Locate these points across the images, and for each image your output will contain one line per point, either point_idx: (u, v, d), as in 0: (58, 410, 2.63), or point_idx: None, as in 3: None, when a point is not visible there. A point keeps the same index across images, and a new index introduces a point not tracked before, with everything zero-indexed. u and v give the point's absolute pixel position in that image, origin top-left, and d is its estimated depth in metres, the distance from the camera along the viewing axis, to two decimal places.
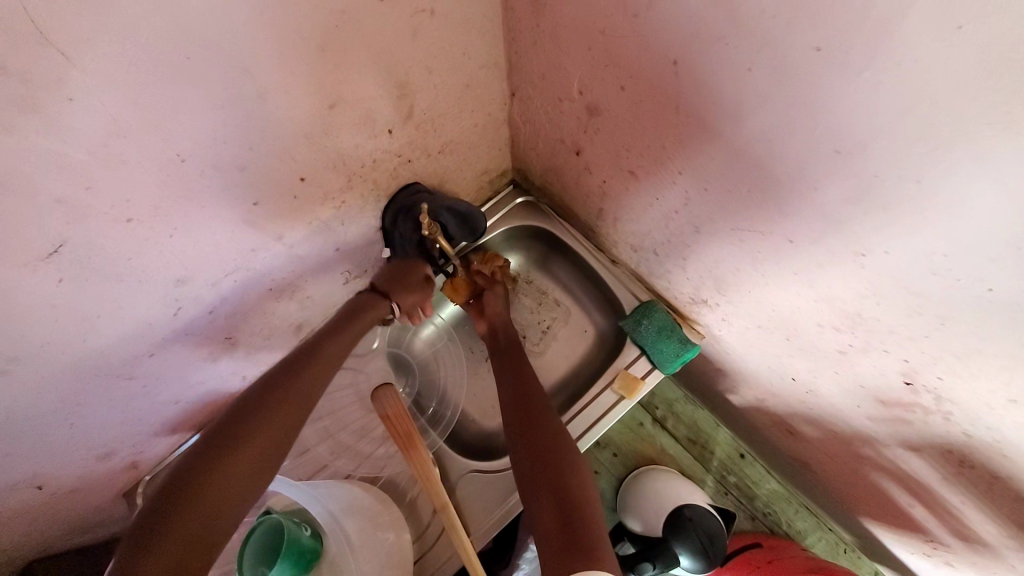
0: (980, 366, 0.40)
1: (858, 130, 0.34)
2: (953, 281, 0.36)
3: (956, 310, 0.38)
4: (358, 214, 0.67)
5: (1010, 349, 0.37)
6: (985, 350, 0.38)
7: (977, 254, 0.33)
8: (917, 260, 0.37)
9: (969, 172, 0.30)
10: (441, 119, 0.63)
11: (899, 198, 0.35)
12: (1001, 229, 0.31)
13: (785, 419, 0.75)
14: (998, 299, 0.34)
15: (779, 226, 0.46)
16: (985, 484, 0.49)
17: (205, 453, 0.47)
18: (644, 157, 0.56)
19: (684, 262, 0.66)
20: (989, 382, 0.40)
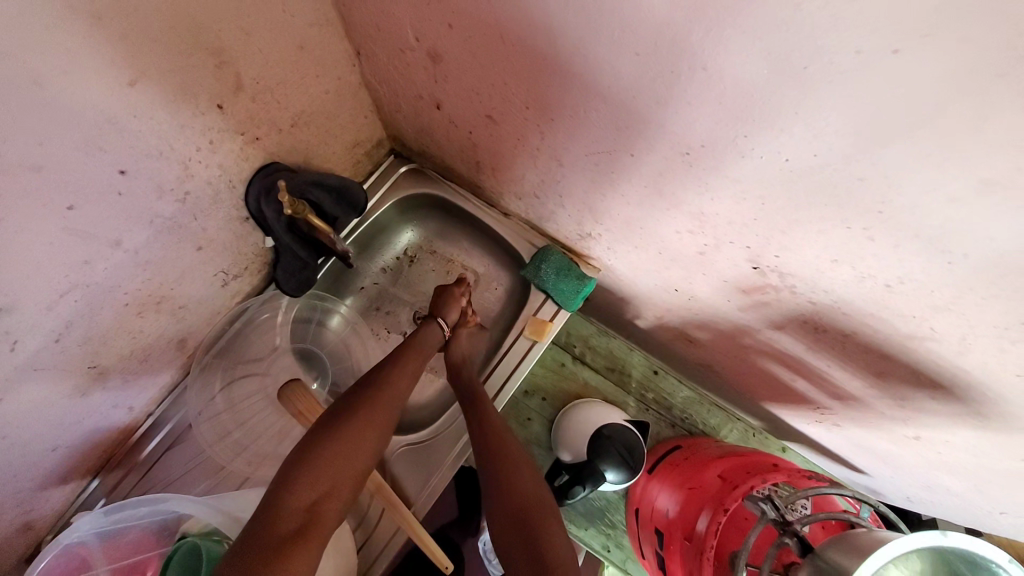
0: (802, 235, 0.44)
1: (647, 29, 0.36)
2: (758, 160, 0.40)
3: (769, 188, 0.42)
4: (213, 205, 0.61)
5: (817, 212, 0.41)
6: (800, 219, 0.43)
7: (766, 128, 0.37)
8: (726, 147, 0.41)
9: (742, 51, 0.32)
10: (281, 87, 0.59)
11: (697, 88, 0.37)
12: (781, 98, 0.34)
13: (683, 329, 0.81)
14: (796, 167, 0.38)
15: (620, 142, 0.49)
16: (840, 343, 0.56)
17: (317, 443, 0.56)
18: (491, 98, 0.56)
19: (561, 199, 0.68)
20: (815, 249, 0.45)
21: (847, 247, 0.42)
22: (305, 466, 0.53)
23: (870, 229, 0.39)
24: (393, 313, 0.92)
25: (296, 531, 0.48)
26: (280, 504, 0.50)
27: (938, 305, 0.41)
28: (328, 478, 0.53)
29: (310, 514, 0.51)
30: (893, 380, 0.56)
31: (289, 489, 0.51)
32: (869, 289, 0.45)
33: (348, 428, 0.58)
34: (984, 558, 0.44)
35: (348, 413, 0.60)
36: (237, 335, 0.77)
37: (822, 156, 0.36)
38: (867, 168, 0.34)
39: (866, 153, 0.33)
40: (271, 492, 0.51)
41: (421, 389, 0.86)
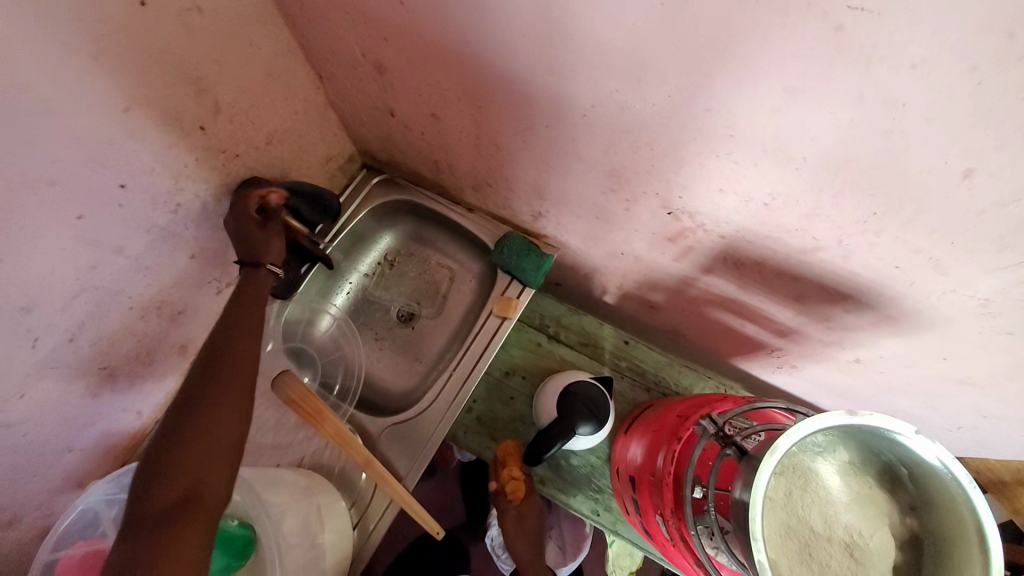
0: (690, 171, 0.52)
1: (523, 13, 0.45)
2: (635, 109, 0.48)
3: (652, 132, 0.50)
4: (202, 217, 0.71)
5: (692, 147, 0.49)
6: (683, 157, 0.51)
7: (630, 79, 0.45)
8: (610, 102, 0.49)
9: (590, 18, 0.42)
10: (254, 109, 0.69)
11: (572, 54, 0.46)
12: (630, 53, 0.43)
13: (641, 295, 0.88)
14: (663, 108, 0.46)
15: (533, 115, 0.57)
16: (759, 273, 0.62)
17: (174, 431, 0.54)
18: (430, 97, 0.66)
19: (508, 183, 0.77)
20: (704, 182, 0.52)
21: (725, 175, 0.50)
22: (166, 455, 0.52)
23: (734, 152, 0.47)
24: (378, 311, 1.01)
25: (170, 517, 0.49)
26: (145, 502, 0.50)
27: (809, 212, 0.49)
28: (197, 458, 0.53)
29: (191, 490, 0.51)
30: (811, 300, 0.62)
31: (153, 484, 0.51)
32: (756, 211, 0.52)
33: (198, 409, 0.55)
34: (890, 430, 0.49)
35: (214, 388, 0.58)
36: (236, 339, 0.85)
37: (675, 95, 0.44)
38: (709, 98, 0.43)
39: (702, 84, 0.42)
40: (137, 486, 0.51)
41: (406, 376, 0.95)
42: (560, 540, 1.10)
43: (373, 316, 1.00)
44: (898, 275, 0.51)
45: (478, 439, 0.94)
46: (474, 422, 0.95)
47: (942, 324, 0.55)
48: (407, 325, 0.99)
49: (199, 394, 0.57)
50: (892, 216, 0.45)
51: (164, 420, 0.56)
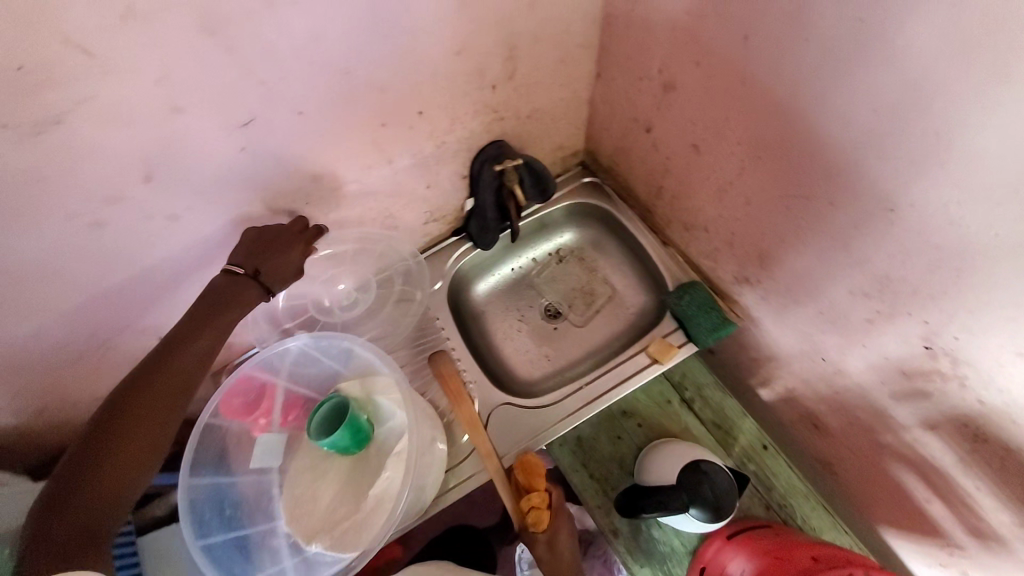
0: (993, 320, 0.45)
1: (892, 88, 0.42)
2: (963, 231, 0.43)
3: (970, 261, 0.44)
4: (452, 158, 0.79)
5: (1012, 295, 0.42)
6: (992, 302, 0.44)
7: (981, 199, 0.41)
8: (934, 211, 0.44)
9: (976, 120, 0.38)
10: (536, 85, 0.75)
11: (922, 150, 0.43)
12: (1006, 174, 0.38)
13: (811, 410, 0.79)
14: (1003, 243, 0.41)
15: (822, 189, 0.54)
16: (1003, 462, 0.52)
17: (73, 467, 0.49)
18: (705, 130, 0.65)
19: (732, 239, 0.74)
20: (1003, 338, 0.45)
21: None
22: (62, 491, 0.48)
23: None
24: (532, 296, 1.04)
25: (79, 542, 0.47)
26: (34, 541, 0.46)
27: None
28: (113, 471, 0.50)
29: (96, 517, 0.49)
30: None
31: (41, 527, 0.47)
32: None
33: (93, 436, 0.51)
34: None
35: (149, 387, 0.54)
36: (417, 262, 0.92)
37: None
38: None
39: None
40: (34, 519, 0.47)
41: (534, 367, 0.98)
42: None
43: (526, 299, 1.04)
44: None
45: (571, 460, 0.92)
46: (574, 441, 0.93)
47: None
48: (552, 321, 1.01)
49: (117, 416, 0.52)
50: None
51: (69, 450, 0.51)
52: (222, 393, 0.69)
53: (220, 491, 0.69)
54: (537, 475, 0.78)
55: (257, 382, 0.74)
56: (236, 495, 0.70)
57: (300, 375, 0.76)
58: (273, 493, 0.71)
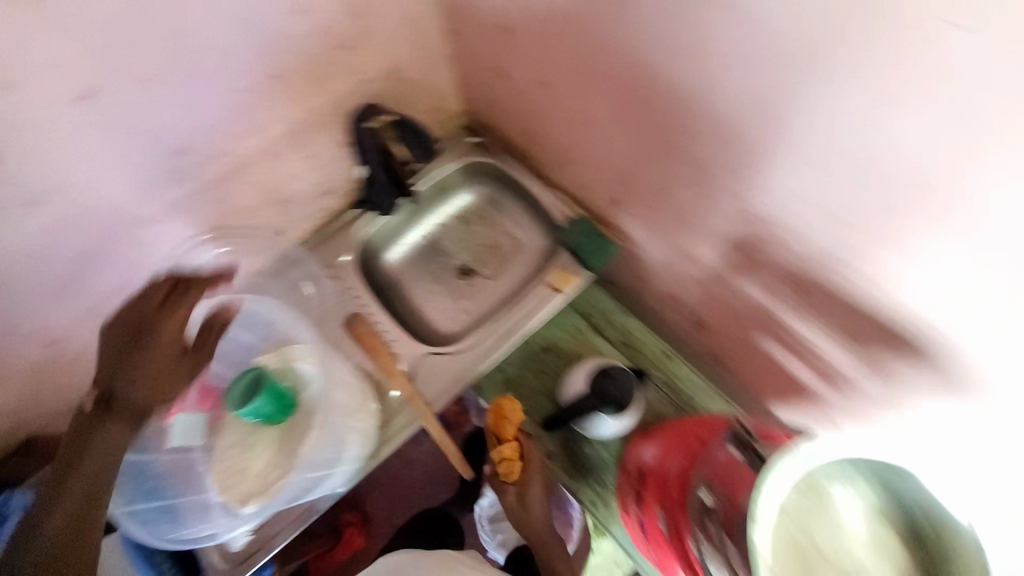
0: (774, 170, 0.55)
1: None
2: (732, 101, 0.53)
3: (744, 125, 0.54)
4: (323, 123, 0.82)
5: (777, 146, 0.53)
6: (768, 156, 0.54)
7: (733, 69, 0.51)
8: (710, 88, 0.54)
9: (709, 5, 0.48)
10: (392, 42, 0.80)
11: (683, 39, 0.53)
12: (738, 46, 0.49)
13: (694, 307, 0.88)
14: (756, 102, 0.51)
15: (639, 92, 0.63)
16: (821, 299, 0.62)
17: (23, 539, 0.57)
18: (549, 62, 0.74)
19: (596, 161, 0.82)
20: (787, 185, 0.55)
21: (806, 180, 0.53)
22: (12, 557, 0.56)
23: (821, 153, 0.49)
24: (440, 260, 1.08)
25: None
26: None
27: (889, 229, 0.49)
28: (59, 549, 0.56)
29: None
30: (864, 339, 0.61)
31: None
32: (831, 224, 0.54)
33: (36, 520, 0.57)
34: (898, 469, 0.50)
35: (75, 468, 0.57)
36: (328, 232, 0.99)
37: (771, 89, 0.49)
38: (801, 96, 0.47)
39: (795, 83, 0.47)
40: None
41: (449, 324, 1.01)
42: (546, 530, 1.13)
43: (434, 263, 1.07)
44: (975, 322, 0.48)
45: (501, 402, 0.97)
46: (501, 380, 0.99)
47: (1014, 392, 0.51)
48: (465, 277, 1.06)
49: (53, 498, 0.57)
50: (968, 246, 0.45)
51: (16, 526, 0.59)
52: None
53: (141, 469, 0.71)
54: (508, 424, 0.84)
55: None
56: (158, 473, 0.71)
57: (211, 354, 0.78)
58: (198, 469, 0.73)
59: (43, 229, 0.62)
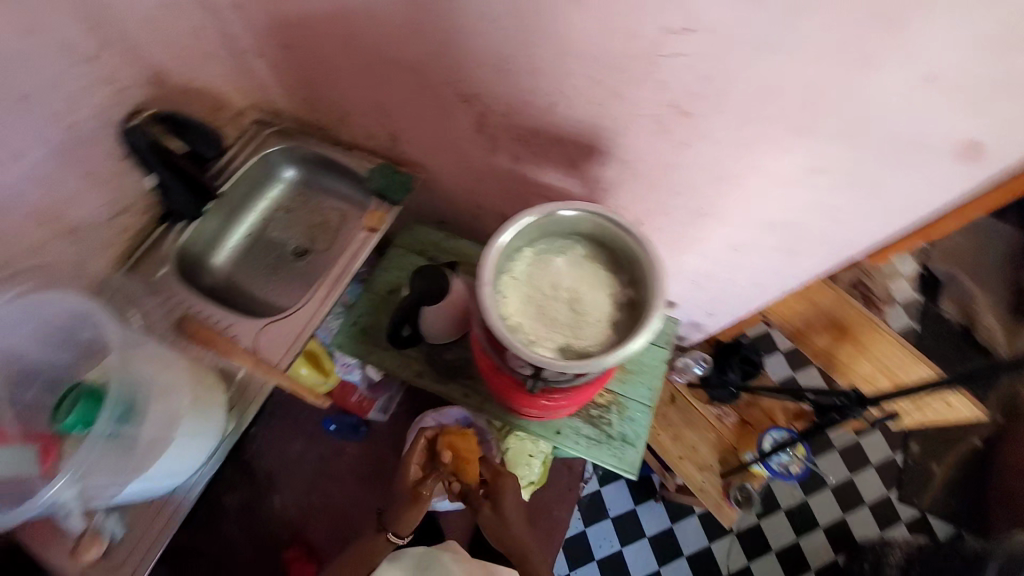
0: (463, 51, 0.72)
1: None
2: (413, 3, 0.69)
3: (426, 21, 0.70)
4: (97, 138, 0.85)
5: (454, 28, 0.69)
6: (456, 43, 0.71)
7: None
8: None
9: None
10: (143, 49, 0.86)
11: None
12: None
13: (495, 207, 1.06)
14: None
15: (357, 25, 0.77)
16: (548, 147, 0.81)
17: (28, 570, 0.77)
18: (284, 28, 0.86)
19: (365, 107, 0.96)
20: (477, 61, 0.72)
21: (483, 49, 0.70)
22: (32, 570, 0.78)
23: (472, 24, 0.67)
24: (274, 247, 1.14)
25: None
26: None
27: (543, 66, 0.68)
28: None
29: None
30: (583, 165, 0.81)
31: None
32: (514, 78, 0.72)
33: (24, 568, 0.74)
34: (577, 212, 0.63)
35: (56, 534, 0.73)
36: (145, 250, 1.01)
37: None
38: None
39: None
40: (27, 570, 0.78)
41: (296, 296, 1.08)
42: None
43: (269, 252, 1.13)
44: (615, 113, 0.68)
45: (362, 349, 1.06)
46: (360, 331, 1.08)
47: (659, 162, 0.73)
48: (300, 256, 1.13)
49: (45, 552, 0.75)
50: None
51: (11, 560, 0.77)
52: None
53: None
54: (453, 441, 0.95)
55: None
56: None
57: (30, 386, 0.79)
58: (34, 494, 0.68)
59: None
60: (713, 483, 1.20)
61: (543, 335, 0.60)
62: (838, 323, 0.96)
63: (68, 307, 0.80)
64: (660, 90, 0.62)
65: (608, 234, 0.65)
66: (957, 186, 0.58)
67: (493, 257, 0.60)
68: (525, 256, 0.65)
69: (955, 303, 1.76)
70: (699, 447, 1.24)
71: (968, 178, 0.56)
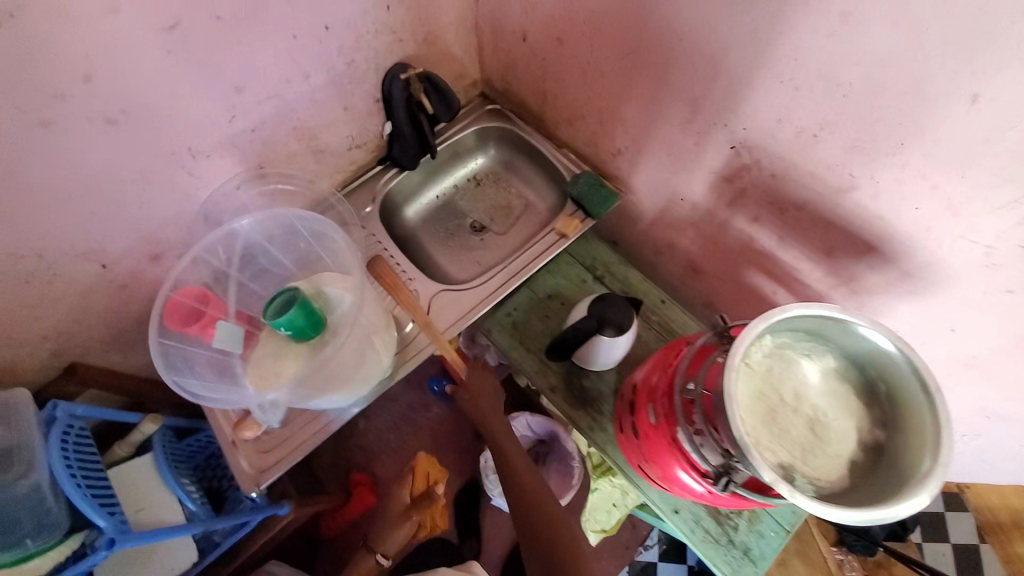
0: (759, 99, 0.65)
1: None
2: (726, 38, 0.64)
3: (732, 59, 0.65)
4: (362, 77, 0.93)
5: (765, 75, 0.62)
6: (754, 90, 0.65)
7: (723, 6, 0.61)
8: (701, 25, 0.65)
9: None
10: (426, 8, 0.91)
11: None
12: None
13: (690, 254, 0.98)
14: (746, 37, 0.61)
15: (646, 41, 0.74)
16: (803, 223, 0.71)
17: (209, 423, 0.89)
18: (564, 22, 0.85)
19: (601, 115, 0.93)
20: (769, 114, 0.65)
21: (785, 104, 0.63)
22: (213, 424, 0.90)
23: (791, 79, 0.60)
24: (458, 216, 1.18)
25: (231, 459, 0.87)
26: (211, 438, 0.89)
27: (852, 142, 0.59)
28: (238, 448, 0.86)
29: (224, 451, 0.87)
30: (836, 255, 0.71)
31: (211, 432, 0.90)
32: (806, 144, 0.64)
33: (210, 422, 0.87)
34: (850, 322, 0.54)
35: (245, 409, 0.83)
36: (359, 184, 1.09)
37: (756, 23, 0.59)
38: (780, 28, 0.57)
39: (774, 15, 0.57)
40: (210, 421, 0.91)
41: (465, 270, 1.11)
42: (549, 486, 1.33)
43: (454, 219, 1.17)
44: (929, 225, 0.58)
45: (510, 342, 1.06)
46: (510, 324, 1.07)
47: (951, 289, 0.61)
48: (480, 233, 1.16)
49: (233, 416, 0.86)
50: (913, 146, 0.55)
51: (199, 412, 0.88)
52: (157, 314, 0.76)
53: (186, 357, 0.79)
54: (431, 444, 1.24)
55: (193, 304, 0.79)
56: (200, 364, 0.79)
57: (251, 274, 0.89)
58: (236, 372, 0.80)
59: (121, 151, 0.70)
60: None
61: (768, 446, 0.53)
62: None
63: (301, 219, 0.88)
64: (1018, 227, 0.53)
65: (873, 356, 0.55)
66: None
67: (740, 343, 0.54)
68: (765, 347, 0.57)
69: None
70: None
71: None
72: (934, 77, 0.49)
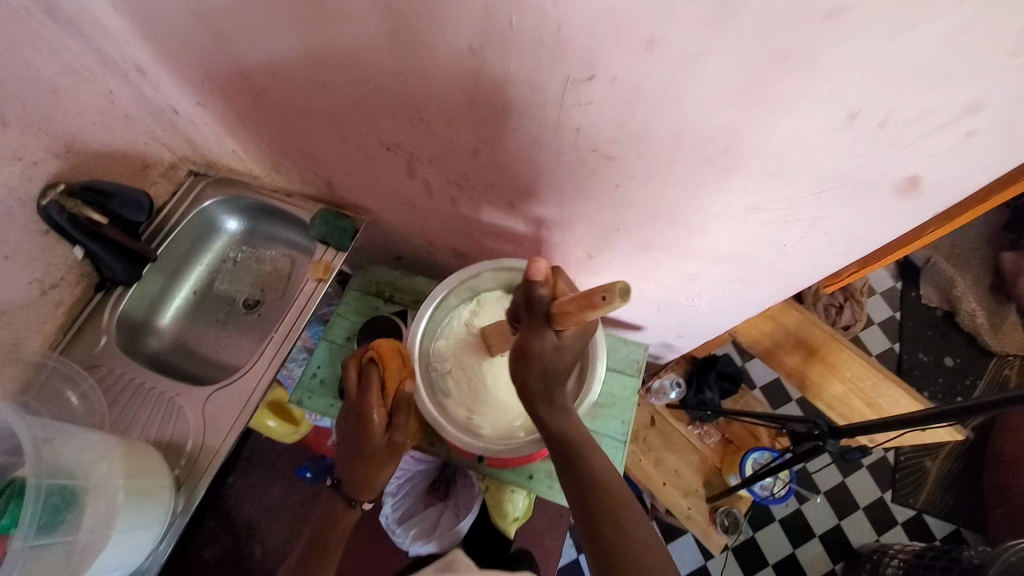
0: (379, 104, 0.68)
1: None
2: (320, 61, 0.64)
3: (337, 74, 0.65)
4: (7, 219, 0.80)
5: (368, 82, 0.64)
6: (368, 96, 0.67)
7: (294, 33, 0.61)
8: (291, 56, 0.65)
9: None
10: (51, 120, 0.81)
11: (249, 23, 0.63)
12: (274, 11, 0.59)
13: (446, 244, 1.02)
14: (332, 53, 0.62)
15: (266, 80, 0.72)
16: (483, 188, 0.76)
17: None
18: (199, 85, 0.80)
19: (293, 155, 0.91)
20: (397, 113, 0.68)
21: (395, 100, 0.65)
22: None
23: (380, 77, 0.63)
24: (222, 302, 1.09)
25: None
26: None
27: (456, 119, 0.64)
28: None
29: None
30: (517, 205, 0.77)
31: None
32: (438, 128, 0.67)
33: None
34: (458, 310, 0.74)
35: None
36: (80, 327, 0.95)
37: (330, 40, 0.60)
38: (345, 39, 0.59)
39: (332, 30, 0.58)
40: None
41: (247, 354, 1.04)
42: (456, 508, 1.30)
43: (217, 307, 1.09)
44: (547, 159, 0.64)
45: (324, 401, 1.02)
46: (318, 383, 1.03)
47: (595, 200, 0.69)
48: (249, 309, 1.09)
49: None
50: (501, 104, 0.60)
51: None
52: None
53: None
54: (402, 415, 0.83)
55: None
56: None
57: None
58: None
59: None
60: (700, 508, 1.17)
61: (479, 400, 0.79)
62: (807, 343, 0.91)
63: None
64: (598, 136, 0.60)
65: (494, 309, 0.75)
66: (898, 218, 0.55)
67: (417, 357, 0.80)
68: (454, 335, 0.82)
69: (934, 290, 1.79)
70: (682, 472, 1.20)
71: (910, 208, 0.53)
72: (452, 47, 0.53)
